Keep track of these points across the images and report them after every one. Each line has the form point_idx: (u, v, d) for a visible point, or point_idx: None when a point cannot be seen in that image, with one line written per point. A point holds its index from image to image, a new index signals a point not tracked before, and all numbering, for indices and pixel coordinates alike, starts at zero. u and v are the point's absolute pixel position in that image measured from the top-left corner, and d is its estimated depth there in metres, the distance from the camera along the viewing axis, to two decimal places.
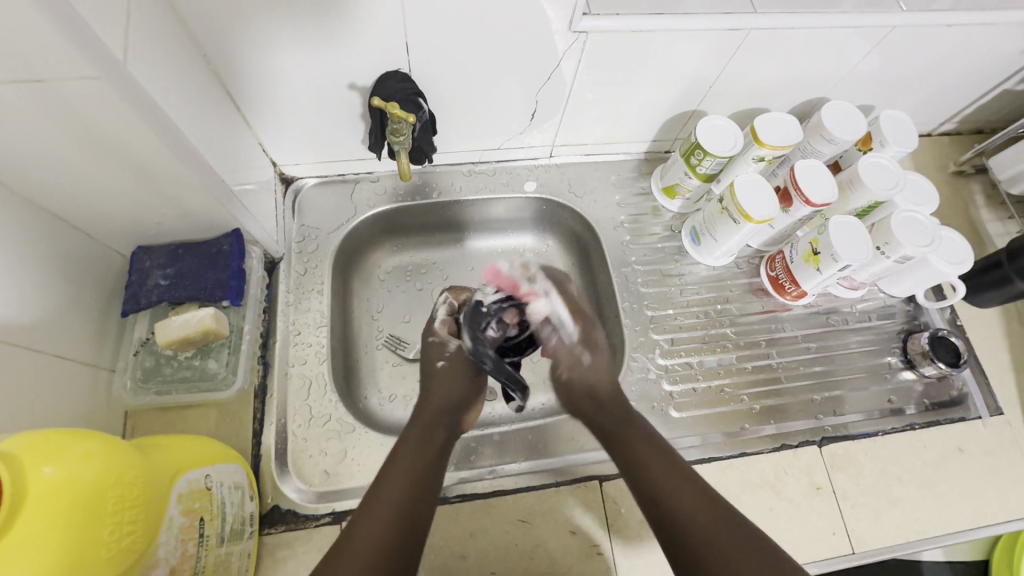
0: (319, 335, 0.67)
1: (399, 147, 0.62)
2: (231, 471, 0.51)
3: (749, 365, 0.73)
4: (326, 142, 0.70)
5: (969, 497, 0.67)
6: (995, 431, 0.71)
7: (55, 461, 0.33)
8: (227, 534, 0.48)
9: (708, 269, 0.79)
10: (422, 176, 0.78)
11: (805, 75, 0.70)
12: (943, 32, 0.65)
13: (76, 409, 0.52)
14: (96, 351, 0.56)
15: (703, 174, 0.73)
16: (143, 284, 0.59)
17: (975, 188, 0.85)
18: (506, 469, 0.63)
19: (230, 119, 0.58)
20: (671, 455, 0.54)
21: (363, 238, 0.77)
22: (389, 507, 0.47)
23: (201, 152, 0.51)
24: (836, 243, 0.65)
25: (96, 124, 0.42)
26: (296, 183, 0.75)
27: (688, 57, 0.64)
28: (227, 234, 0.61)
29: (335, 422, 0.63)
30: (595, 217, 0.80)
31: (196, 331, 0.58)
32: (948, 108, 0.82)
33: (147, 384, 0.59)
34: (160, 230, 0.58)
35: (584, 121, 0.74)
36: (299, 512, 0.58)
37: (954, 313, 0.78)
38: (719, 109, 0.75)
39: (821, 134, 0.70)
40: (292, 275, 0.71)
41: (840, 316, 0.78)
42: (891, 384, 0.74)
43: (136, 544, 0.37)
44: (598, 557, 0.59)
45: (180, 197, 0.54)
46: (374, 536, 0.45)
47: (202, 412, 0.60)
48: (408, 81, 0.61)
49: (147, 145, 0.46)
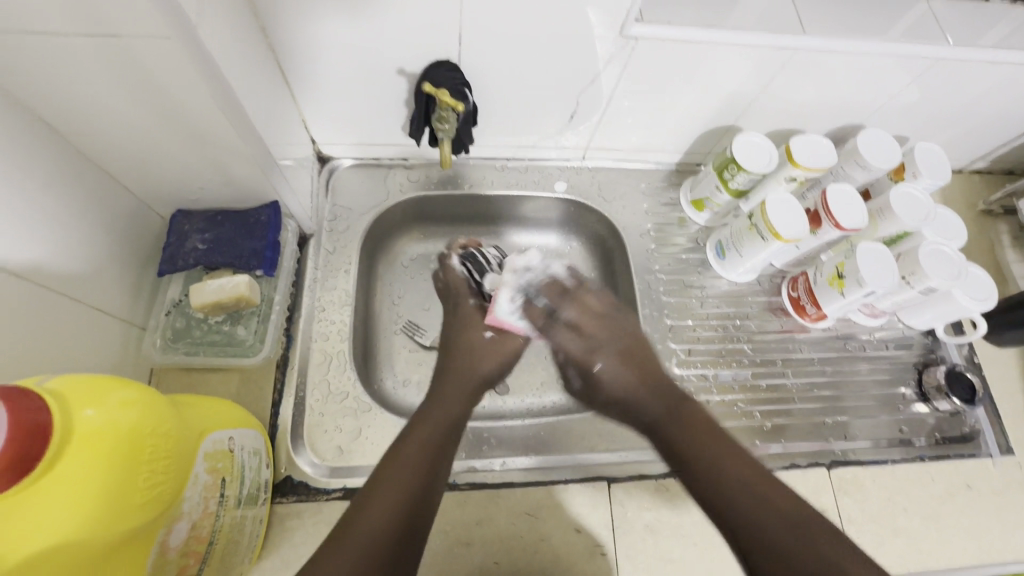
0: (343, 313, 0.68)
1: (443, 135, 0.63)
2: (251, 436, 0.52)
3: (763, 383, 0.73)
4: (367, 125, 0.71)
5: (972, 534, 0.66)
6: (1004, 472, 0.70)
7: (97, 404, 0.34)
8: (244, 497, 0.49)
9: (730, 284, 0.79)
10: (455, 167, 0.79)
11: (845, 100, 0.71)
12: (988, 69, 0.65)
13: (105, 361, 0.53)
14: (130, 307, 0.57)
15: (734, 189, 0.73)
16: (181, 246, 0.60)
17: (1002, 227, 0.85)
18: (517, 462, 0.64)
19: (279, 93, 0.59)
20: (717, 424, 0.49)
21: (392, 223, 0.78)
22: (400, 481, 0.44)
23: (253, 122, 0.52)
24: (863, 269, 0.65)
25: (158, 82, 0.43)
26: (332, 163, 0.77)
27: (732, 73, 0.65)
28: (265, 205, 0.62)
29: (352, 400, 0.64)
30: (622, 222, 0.81)
31: (228, 297, 0.58)
32: (981, 147, 0.83)
33: (176, 345, 0.60)
34: (201, 195, 0.59)
35: (621, 127, 0.75)
36: (311, 485, 0.59)
37: (971, 350, 0.78)
38: (755, 126, 0.76)
39: (856, 160, 0.71)
40: (321, 252, 0.72)
41: (857, 343, 0.78)
42: (904, 414, 0.74)
43: (165, 493, 0.37)
44: (601, 557, 0.59)
45: (227, 164, 0.55)
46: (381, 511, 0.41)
47: (225, 377, 0.61)
48: (457, 71, 0.61)
49: (202, 110, 0.47)
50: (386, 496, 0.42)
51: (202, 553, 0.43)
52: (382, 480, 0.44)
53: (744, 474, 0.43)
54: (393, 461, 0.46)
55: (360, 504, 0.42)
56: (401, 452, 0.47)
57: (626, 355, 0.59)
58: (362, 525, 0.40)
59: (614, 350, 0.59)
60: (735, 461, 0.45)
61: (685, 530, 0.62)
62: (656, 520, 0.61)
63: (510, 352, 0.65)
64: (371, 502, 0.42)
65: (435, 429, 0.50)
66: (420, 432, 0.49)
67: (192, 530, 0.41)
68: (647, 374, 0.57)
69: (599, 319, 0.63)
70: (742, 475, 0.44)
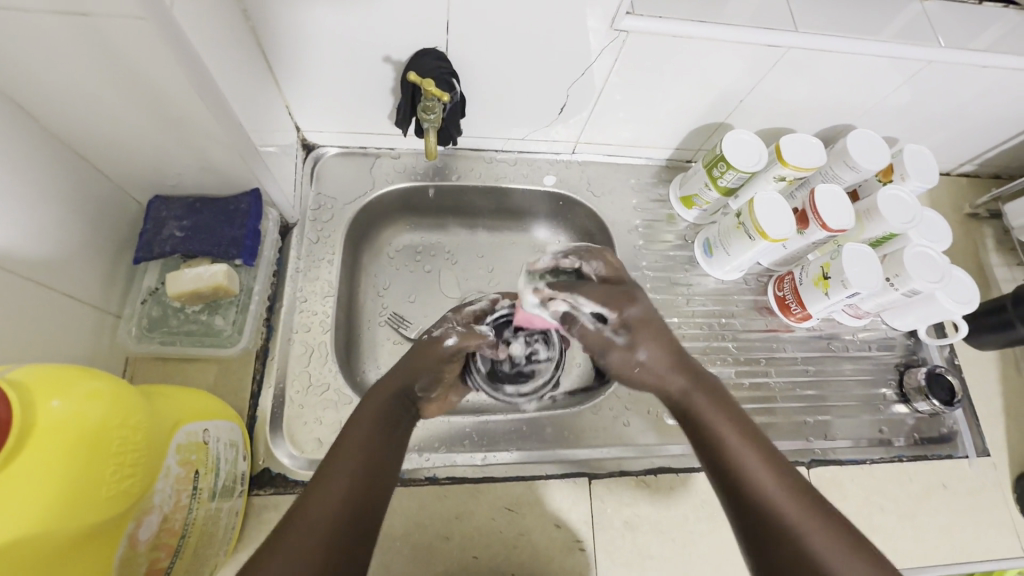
0: (326, 304, 0.68)
1: (428, 125, 0.61)
2: (227, 428, 0.52)
3: (746, 381, 0.74)
4: (353, 113, 0.70)
5: (946, 533, 0.67)
6: (979, 473, 0.71)
7: (63, 395, 0.33)
8: (219, 490, 0.48)
9: (716, 282, 0.79)
10: (443, 158, 0.78)
11: (836, 100, 0.70)
12: (977, 72, 0.65)
13: (77, 349, 0.52)
14: (104, 295, 0.56)
15: (723, 187, 0.73)
16: (157, 233, 0.59)
17: (987, 231, 0.85)
18: (498, 457, 0.64)
19: (261, 78, 0.58)
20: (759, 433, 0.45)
21: (378, 213, 0.77)
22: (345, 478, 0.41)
23: (233, 109, 0.51)
24: (848, 270, 0.66)
25: (131, 63, 0.42)
26: (318, 151, 0.75)
27: (723, 69, 0.64)
28: (246, 193, 0.61)
29: (333, 392, 0.63)
30: (611, 218, 0.80)
31: (206, 286, 0.57)
32: (970, 150, 0.83)
33: (152, 333, 0.59)
34: (180, 180, 0.58)
35: (611, 122, 0.74)
36: (289, 477, 0.58)
37: (952, 352, 0.79)
38: (745, 124, 0.75)
39: (845, 160, 0.71)
40: (304, 242, 0.70)
41: (841, 343, 0.78)
42: (884, 415, 0.74)
43: (134, 487, 0.37)
44: (580, 552, 0.59)
45: (206, 150, 0.53)
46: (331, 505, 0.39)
47: (203, 367, 0.60)
48: (444, 60, 0.60)
49: (178, 93, 0.45)
50: (333, 490, 0.40)
51: (175, 546, 0.42)
52: (327, 476, 0.41)
53: (758, 463, 0.42)
54: (336, 453, 0.43)
55: (305, 497, 0.39)
56: (340, 450, 0.43)
57: (660, 337, 0.49)
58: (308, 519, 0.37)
59: (644, 331, 0.48)
60: (751, 448, 0.43)
61: (664, 526, 0.62)
62: (636, 515, 0.62)
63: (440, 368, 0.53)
64: (314, 497, 0.39)
65: (372, 425, 0.46)
66: (361, 430, 0.45)
67: (163, 524, 0.40)
68: (679, 353, 0.49)
69: (636, 309, 0.49)
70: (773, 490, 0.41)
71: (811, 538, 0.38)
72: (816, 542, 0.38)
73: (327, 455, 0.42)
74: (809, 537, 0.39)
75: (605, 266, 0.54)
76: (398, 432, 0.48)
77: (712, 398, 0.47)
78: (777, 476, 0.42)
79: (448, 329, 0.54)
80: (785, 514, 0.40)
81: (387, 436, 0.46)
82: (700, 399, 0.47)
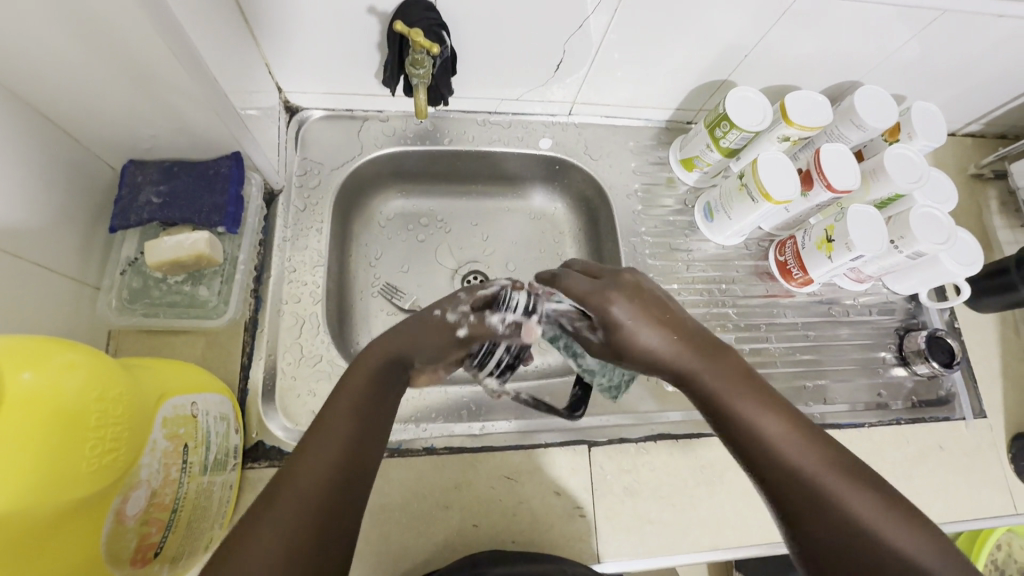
0: (316, 274, 0.66)
1: (417, 81, 0.58)
2: (217, 401, 0.50)
3: (746, 347, 0.73)
4: (338, 73, 0.66)
5: (942, 493, 0.68)
6: (976, 434, 0.72)
7: (36, 367, 0.31)
8: (210, 463, 0.47)
9: (717, 247, 0.78)
10: (433, 120, 0.75)
11: (845, 55, 0.67)
12: (993, 23, 0.62)
13: (57, 322, 0.50)
14: (81, 266, 0.54)
15: (725, 148, 0.70)
16: (134, 200, 0.56)
17: (991, 193, 0.84)
18: (496, 426, 0.63)
19: (237, 32, 0.54)
20: (759, 380, 0.43)
21: (367, 179, 0.74)
22: (332, 447, 0.38)
23: (208, 64, 0.47)
24: (852, 233, 0.64)
25: (90, 10, 0.38)
26: (302, 114, 0.72)
27: (729, 22, 0.61)
28: (227, 157, 0.58)
29: (326, 364, 0.62)
30: (609, 182, 0.78)
31: (187, 255, 0.55)
32: (977, 109, 0.81)
33: (133, 306, 0.56)
34: (154, 144, 0.55)
35: (609, 80, 0.71)
36: (284, 450, 0.57)
37: (952, 315, 0.78)
38: (749, 82, 0.72)
39: (852, 119, 0.68)
40: (291, 210, 0.68)
41: (841, 308, 0.77)
42: (882, 378, 0.74)
43: (118, 461, 0.35)
44: (580, 519, 0.59)
45: (180, 111, 0.50)
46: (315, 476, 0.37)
47: (189, 340, 0.58)
48: (433, 11, 0.56)
49: (144, 45, 0.42)
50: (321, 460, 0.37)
51: (166, 521, 0.41)
52: (310, 444, 0.38)
53: (786, 432, 0.40)
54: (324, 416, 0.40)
55: (288, 471, 0.37)
56: (329, 411, 0.41)
57: (647, 312, 0.46)
58: (292, 490, 0.36)
59: (623, 319, 0.45)
60: (765, 414, 0.41)
61: (663, 492, 0.62)
62: (635, 481, 0.62)
63: (434, 341, 0.48)
64: (298, 468, 0.37)
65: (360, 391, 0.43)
66: (349, 393, 0.42)
67: (151, 499, 0.39)
68: (676, 326, 0.45)
69: (613, 303, 0.46)
70: (793, 455, 0.39)
71: (850, 503, 0.37)
72: (848, 503, 0.37)
73: (317, 416, 0.41)
74: (846, 501, 0.37)
75: (589, 264, 0.51)
76: (389, 398, 0.44)
77: (721, 370, 0.43)
78: (797, 445, 0.39)
79: (460, 315, 0.49)
80: (812, 479, 0.38)
81: (381, 398, 0.43)
82: (705, 371, 0.44)
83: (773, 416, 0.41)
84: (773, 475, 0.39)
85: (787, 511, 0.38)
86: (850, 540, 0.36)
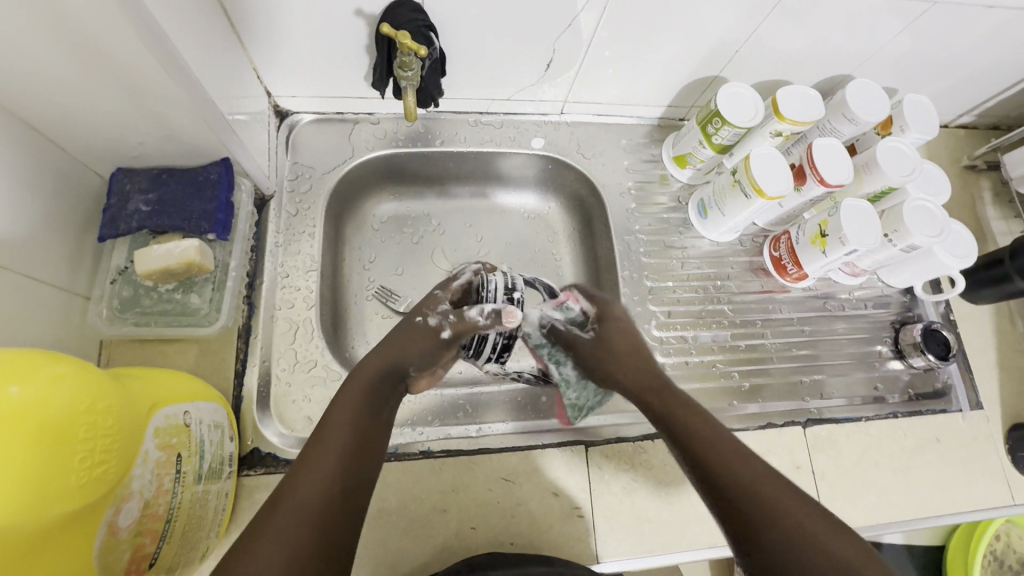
0: (309, 279, 0.65)
1: (406, 83, 0.58)
2: (210, 410, 0.50)
3: (741, 343, 0.73)
4: (327, 76, 0.65)
5: (940, 486, 0.68)
6: (973, 426, 0.72)
7: (22, 381, 0.31)
8: (205, 472, 0.47)
9: (711, 244, 0.78)
10: (424, 122, 0.74)
11: (836, 48, 0.67)
12: (983, 14, 0.62)
13: (48, 333, 0.49)
14: (71, 276, 0.53)
15: (717, 144, 0.70)
16: (122, 208, 0.55)
17: (984, 184, 0.84)
18: (493, 428, 0.64)
19: (222, 37, 0.53)
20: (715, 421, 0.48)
21: (359, 183, 0.74)
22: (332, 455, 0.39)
23: (193, 70, 0.47)
24: (846, 227, 0.64)
25: (69, 17, 0.38)
26: (292, 118, 0.71)
27: (719, 17, 0.60)
28: (216, 163, 0.58)
29: (321, 369, 0.62)
30: (602, 181, 0.77)
31: (178, 263, 0.54)
32: (968, 100, 0.81)
33: (124, 315, 0.56)
34: (141, 151, 0.54)
35: (600, 79, 0.71)
36: (279, 457, 0.57)
37: (947, 307, 0.78)
38: (740, 78, 0.72)
39: (843, 113, 0.68)
40: (282, 215, 0.67)
41: (836, 302, 0.77)
42: (879, 372, 0.74)
43: (108, 473, 0.35)
44: (578, 519, 0.59)
45: (167, 117, 0.50)
46: (316, 482, 0.37)
47: (182, 348, 0.58)
48: (421, 12, 0.55)
49: (127, 52, 0.41)
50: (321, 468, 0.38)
51: (160, 532, 0.41)
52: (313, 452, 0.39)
53: (735, 451, 0.45)
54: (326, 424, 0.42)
55: (289, 479, 0.37)
56: (332, 418, 0.42)
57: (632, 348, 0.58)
58: (294, 497, 0.36)
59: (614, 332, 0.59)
60: (722, 438, 0.46)
61: (661, 491, 0.62)
62: (633, 480, 0.61)
63: (421, 345, 0.52)
64: (299, 476, 0.38)
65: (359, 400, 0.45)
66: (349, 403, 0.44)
67: (144, 510, 0.39)
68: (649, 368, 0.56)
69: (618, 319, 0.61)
70: (748, 473, 0.43)
71: (796, 510, 0.40)
72: (801, 517, 0.40)
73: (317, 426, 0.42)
74: (792, 509, 0.40)
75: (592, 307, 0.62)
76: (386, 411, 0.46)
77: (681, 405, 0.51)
78: (750, 464, 0.43)
79: (442, 318, 0.53)
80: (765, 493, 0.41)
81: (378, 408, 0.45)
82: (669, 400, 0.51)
83: (726, 443, 0.45)
84: (730, 488, 0.42)
85: (748, 535, 0.40)
86: (800, 545, 0.38)
